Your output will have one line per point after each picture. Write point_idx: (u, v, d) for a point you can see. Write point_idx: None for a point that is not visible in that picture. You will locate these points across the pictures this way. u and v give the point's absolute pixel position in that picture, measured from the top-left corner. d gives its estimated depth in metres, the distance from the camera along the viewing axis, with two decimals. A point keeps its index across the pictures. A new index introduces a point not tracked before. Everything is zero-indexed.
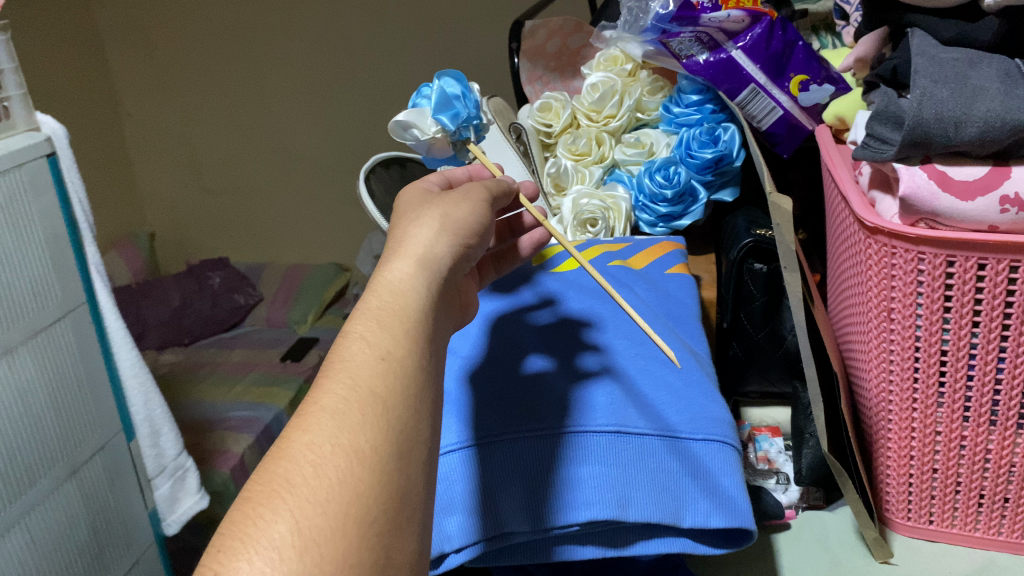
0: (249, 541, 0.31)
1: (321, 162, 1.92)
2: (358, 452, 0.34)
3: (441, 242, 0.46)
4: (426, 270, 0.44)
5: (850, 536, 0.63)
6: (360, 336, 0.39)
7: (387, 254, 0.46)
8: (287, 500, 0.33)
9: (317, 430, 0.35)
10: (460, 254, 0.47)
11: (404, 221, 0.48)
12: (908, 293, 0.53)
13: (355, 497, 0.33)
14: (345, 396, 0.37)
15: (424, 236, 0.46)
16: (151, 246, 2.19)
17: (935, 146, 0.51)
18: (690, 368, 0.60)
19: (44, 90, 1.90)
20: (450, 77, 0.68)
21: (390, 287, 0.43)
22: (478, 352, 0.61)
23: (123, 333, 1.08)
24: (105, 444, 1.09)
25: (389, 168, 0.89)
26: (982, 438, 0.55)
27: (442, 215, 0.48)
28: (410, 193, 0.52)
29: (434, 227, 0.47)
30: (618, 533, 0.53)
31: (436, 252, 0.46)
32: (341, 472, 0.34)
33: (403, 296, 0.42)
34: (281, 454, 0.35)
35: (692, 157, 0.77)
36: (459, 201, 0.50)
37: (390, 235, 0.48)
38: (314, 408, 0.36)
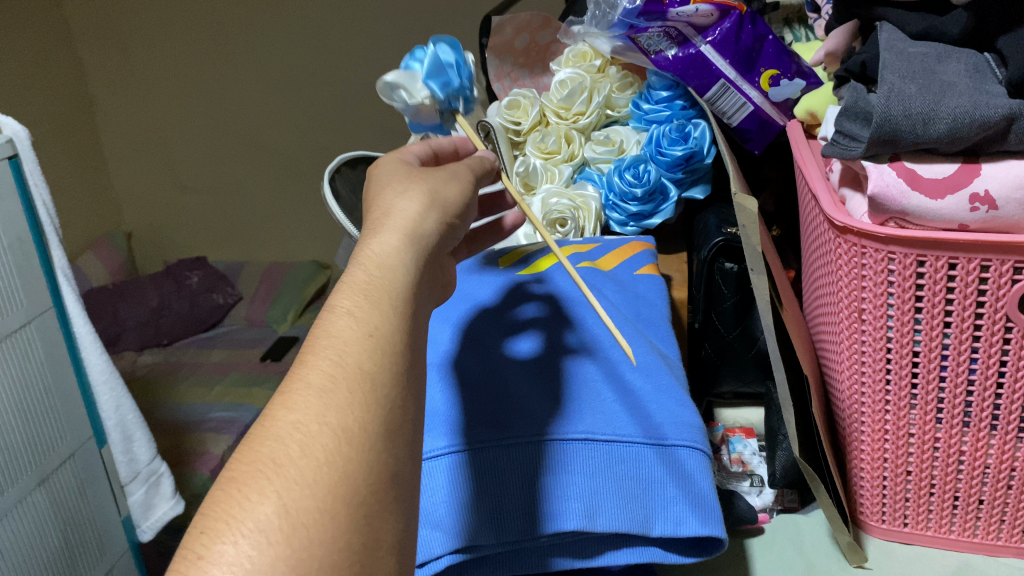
0: (235, 522, 0.29)
1: (298, 158, 1.89)
2: (345, 431, 0.32)
3: (431, 217, 0.44)
4: (413, 245, 0.42)
5: (824, 540, 0.62)
6: (347, 311, 0.37)
7: (370, 227, 0.43)
8: (273, 479, 0.30)
9: (304, 407, 0.32)
10: (448, 230, 0.46)
11: (389, 192, 0.46)
12: (879, 293, 0.52)
13: (342, 478, 0.30)
14: (330, 372, 0.34)
15: (414, 207, 0.44)
16: (129, 246, 2.16)
17: (904, 144, 0.49)
18: (658, 372, 0.59)
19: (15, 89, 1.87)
20: (445, 42, 0.66)
21: (378, 259, 0.40)
22: (451, 357, 0.59)
23: (91, 337, 1.06)
24: (76, 452, 1.06)
25: (356, 167, 0.88)
26: (956, 439, 0.54)
27: (430, 191, 0.46)
28: (388, 165, 0.50)
29: (424, 201, 0.45)
30: (585, 543, 0.52)
31: (424, 228, 0.43)
32: (330, 452, 0.31)
33: (392, 273, 0.39)
34: (266, 433, 0.32)
35: (663, 155, 0.76)
36: (448, 180, 0.48)
37: (374, 205, 0.45)
38: (298, 385, 0.33)
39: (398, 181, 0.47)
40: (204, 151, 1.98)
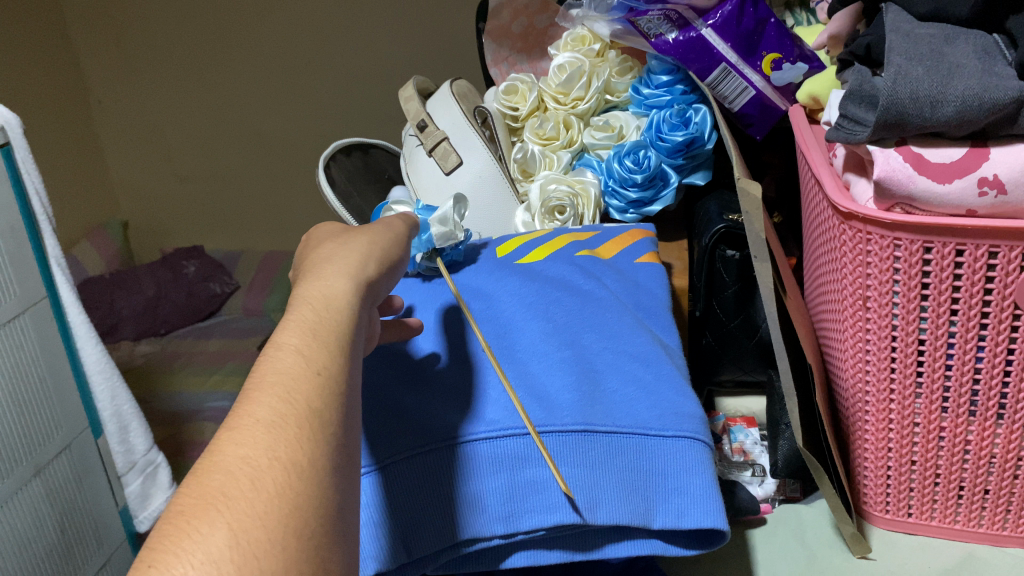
0: (183, 554, 0.27)
1: (295, 145, 1.88)
2: (295, 465, 0.31)
3: (370, 265, 0.44)
4: (358, 288, 0.42)
5: (827, 531, 0.61)
6: (294, 349, 0.36)
7: (313, 272, 0.42)
8: (224, 512, 0.28)
9: (253, 442, 0.31)
10: (387, 276, 0.45)
11: (330, 246, 0.46)
12: (884, 281, 0.51)
13: (292, 510, 0.29)
14: (280, 408, 0.33)
15: (354, 257, 0.44)
16: (124, 235, 2.14)
17: (911, 128, 0.48)
18: (659, 360, 0.58)
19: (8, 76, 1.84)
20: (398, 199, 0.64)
21: (323, 301, 0.40)
22: (423, 356, 0.57)
23: (85, 327, 1.06)
24: (71, 443, 1.05)
25: (351, 154, 0.87)
26: (962, 429, 0.53)
27: (370, 242, 0.46)
28: (327, 227, 0.50)
29: (364, 251, 0.45)
30: (586, 536, 0.51)
31: (367, 274, 0.43)
32: (279, 484, 0.30)
33: (335, 311, 0.39)
34: (212, 466, 0.30)
35: (663, 140, 0.74)
36: (385, 232, 0.49)
37: (315, 257, 0.45)
38: (247, 420, 0.32)
39: (336, 238, 0.47)
40: (200, 139, 1.96)
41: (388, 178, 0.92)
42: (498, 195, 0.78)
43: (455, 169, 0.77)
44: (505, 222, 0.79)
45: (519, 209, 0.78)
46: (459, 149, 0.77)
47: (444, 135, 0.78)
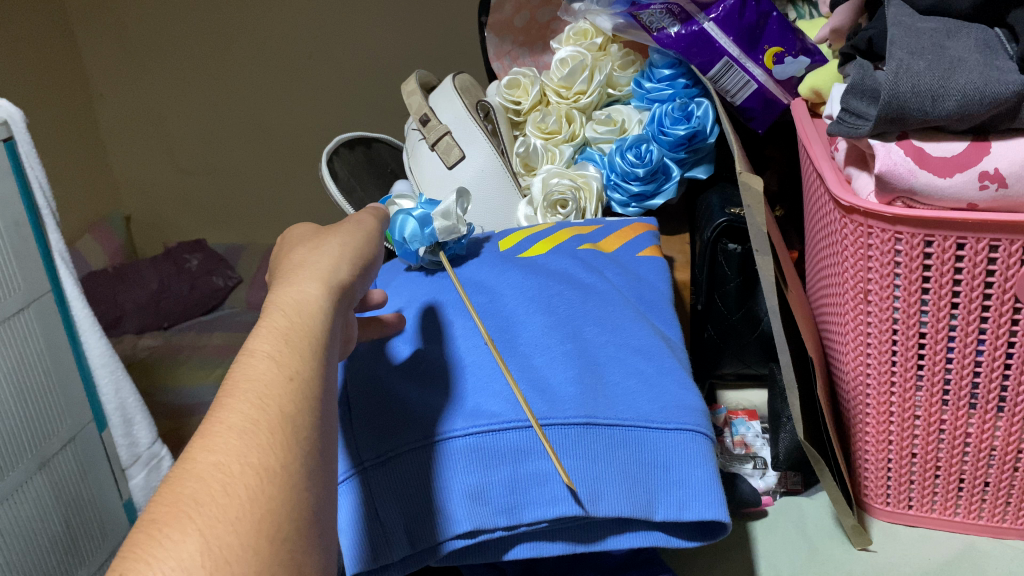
0: (155, 562, 0.27)
1: (297, 139, 1.88)
2: (267, 470, 0.31)
3: (343, 268, 0.44)
4: (331, 292, 0.42)
5: (828, 523, 0.61)
6: (267, 355, 0.36)
7: (285, 277, 0.42)
8: (195, 518, 0.29)
9: (225, 448, 0.32)
10: (361, 276, 0.45)
11: (302, 250, 0.46)
12: (885, 275, 0.52)
13: (266, 514, 0.30)
14: (253, 414, 0.33)
15: (326, 260, 0.44)
16: (127, 229, 2.15)
17: (913, 122, 0.48)
18: (661, 354, 0.58)
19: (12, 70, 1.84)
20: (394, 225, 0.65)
21: (297, 306, 0.39)
22: (426, 350, 0.58)
23: (89, 321, 1.05)
24: (75, 436, 1.05)
25: (353, 148, 0.87)
26: (962, 422, 0.54)
27: (341, 244, 0.46)
28: (301, 230, 0.50)
29: (336, 253, 0.45)
30: (588, 528, 0.52)
31: (339, 277, 0.43)
32: (251, 490, 0.30)
33: (308, 316, 0.39)
34: (186, 475, 0.31)
35: (664, 134, 0.75)
36: (356, 231, 0.48)
37: (287, 261, 0.45)
38: (219, 427, 0.33)
39: (308, 242, 0.47)
40: (201, 133, 1.97)
41: (390, 171, 0.92)
42: (500, 188, 0.78)
43: (458, 163, 0.77)
44: (507, 215, 0.79)
45: (521, 203, 0.78)
46: (461, 143, 0.78)
47: (447, 129, 0.78)
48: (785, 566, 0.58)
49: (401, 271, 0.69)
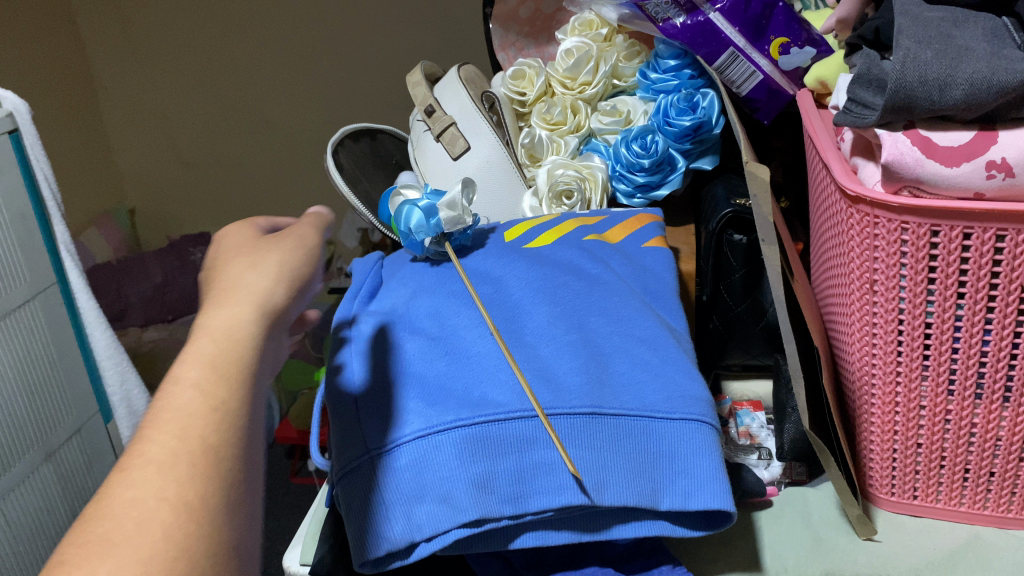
0: None
1: (300, 132, 1.89)
2: (184, 505, 0.32)
3: (278, 289, 0.43)
4: (262, 315, 0.42)
5: (833, 513, 0.61)
6: (191, 385, 0.37)
7: (217, 297, 0.42)
8: (107, 557, 0.30)
9: (142, 483, 0.33)
10: (297, 295, 0.45)
11: (238, 266, 0.45)
12: (891, 265, 0.52)
13: (182, 549, 0.31)
14: (173, 447, 0.34)
15: (261, 282, 0.43)
16: (131, 222, 2.16)
17: (919, 111, 0.48)
18: (667, 344, 0.58)
19: (16, 64, 1.83)
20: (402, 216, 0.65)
21: (225, 331, 0.40)
22: (432, 341, 0.58)
23: (94, 314, 1.02)
24: (81, 428, 1.06)
25: (358, 140, 0.87)
26: (968, 412, 0.54)
27: (279, 261, 0.45)
28: (237, 238, 0.49)
29: (271, 273, 0.44)
30: (594, 518, 0.52)
31: (273, 297, 0.43)
32: (166, 527, 0.31)
33: (237, 343, 0.39)
34: (101, 512, 0.32)
35: (670, 125, 0.74)
36: (292, 246, 0.47)
37: (221, 279, 0.44)
38: (138, 462, 0.34)
39: (246, 254, 0.47)
40: (205, 127, 1.97)
41: (396, 163, 0.92)
42: (505, 179, 0.78)
43: (463, 154, 0.77)
44: (512, 207, 0.79)
45: (526, 194, 0.78)
46: (466, 134, 0.78)
47: (452, 120, 0.78)
48: (790, 557, 0.58)
49: (406, 262, 0.69)
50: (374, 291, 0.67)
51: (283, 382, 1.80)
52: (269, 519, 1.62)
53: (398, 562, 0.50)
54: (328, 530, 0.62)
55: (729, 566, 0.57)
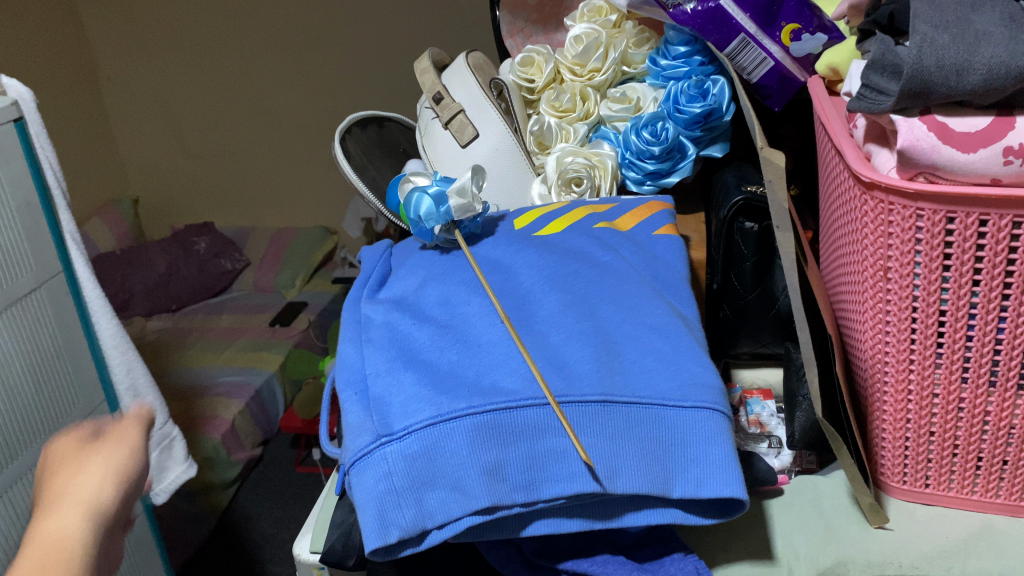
0: None
1: (304, 121, 2.00)
2: None
3: (105, 490, 0.48)
4: (92, 519, 0.46)
5: (844, 501, 0.61)
6: None
7: (44, 510, 0.47)
8: None
9: None
10: (130, 492, 0.50)
11: (65, 474, 0.49)
12: (906, 251, 0.51)
13: None
14: None
15: (88, 485, 0.48)
16: (135, 211, 2.27)
17: (936, 96, 0.48)
18: (678, 332, 0.58)
19: (29, 61, 1.94)
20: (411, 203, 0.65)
21: (51, 545, 0.44)
22: (442, 329, 0.58)
23: (101, 302, 1.04)
24: (90, 416, 1.06)
25: (366, 128, 0.87)
26: (982, 400, 0.53)
27: (104, 462, 0.49)
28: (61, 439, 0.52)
29: (101, 473, 0.49)
30: (605, 505, 0.52)
31: (102, 499, 0.48)
32: None
33: (62, 549, 0.44)
34: None
35: (680, 112, 0.74)
36: (118, 444, 0.51)
37: (48, 489, 0.48)
38: None
39: (72, 458, 0.50)
40: (212, 119, 2.10)
41: (403, 150, 0.91)
42: (514, 167, 0.78)
43: (471, 141, 0.76)
44: (521, 194, 0.79)
45: (535, 181, 0.78)
46: (475, 121, 0.77)
47: (461, 107, 0.77)
48: (802, 545, 0.58)
49: (415, 250, 0.69)
50: (382, 279, 0.66)
51: (288, 372, 1.84)
52: (274, 506, 1.64)
53: (410, 549, 0.50)
54: (339, 517, 0.61)
55: (739, 554, 0.57)
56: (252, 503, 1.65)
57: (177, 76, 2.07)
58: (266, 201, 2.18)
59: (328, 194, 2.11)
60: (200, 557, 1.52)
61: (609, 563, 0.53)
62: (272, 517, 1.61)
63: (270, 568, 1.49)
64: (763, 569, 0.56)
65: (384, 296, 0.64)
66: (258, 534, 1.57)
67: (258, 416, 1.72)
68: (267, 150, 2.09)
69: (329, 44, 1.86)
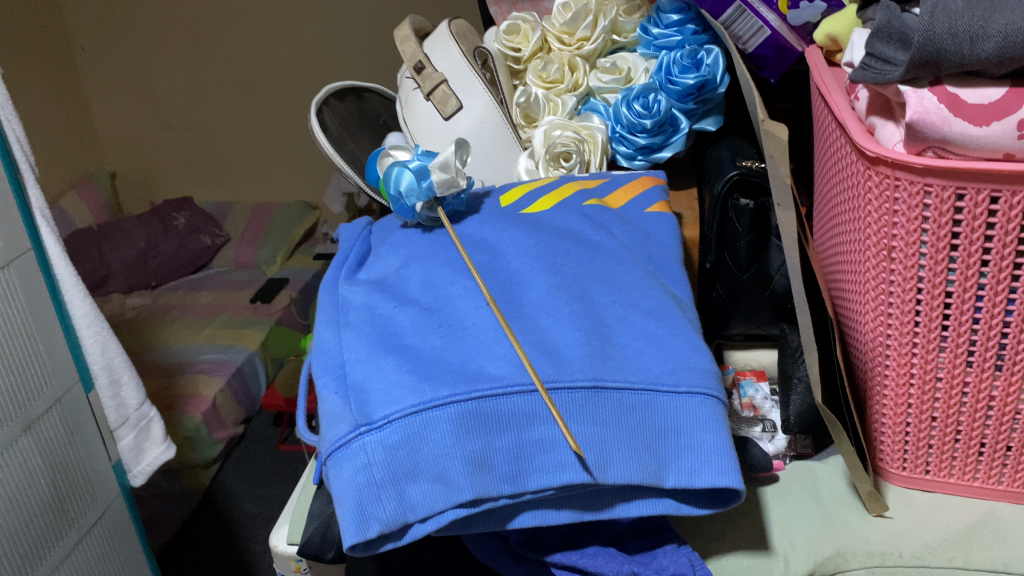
0: None
1: (282, 92, 1.96)
2: None
3: None
4: None
5: (842, 487, 0.60)
6: None
7: None
8: None
9: None
10: None
11: None
12: (911, 230, 0.49)
13: None
14: None
15: None
16: (112, 185, 2.22)
17: (948, 66, 0.45)
18: (672, 314, 0.55)
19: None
20: (391, 179, 0.61)
21: None
22: (424, 311, 0.55)
23: (74, 280, 0.90)
24: (60, 399, 0.91)
25: (343, 99, 0.83)
26: (986, 384, 0.51)
27: None
28: None
29: None
30: (596, 496, 0.49)
31: None
32: None
33: None
34: None
35: (673, 84, 0.71)
36: None
37: None
38: None
39: None
40: (189, 90, 2.05)
41: (383, 123, 0.88)
42: (499, 140, 0.75)
43: (455, 113, 0.73)
44: (507, 169, 0.76)
45: (522, 156, 0.75)
46: (459, 93, 0.74)
47: (443, 77, 0.74)
48: (799, 533, 0.56)
49: (396, 229, 0.65)
50: (361, 260, 0.63)
51: (269, 349, 1.80)
52: (256, 486, 1.61)
53: (391, 544, 0.48)
54: (316, 508, 0.59)
55: (733, 545, 0.56)
56: (234, 482, 1.63)
57: (153, 45, 2.02)
58: (246, 175, 2.13)
59: (308, 168, 2.07)
60: (181, 536, 1.49)
61: (599, 555, 0.51)
62: (254, 496, 1.58)
63: (252, 548, 1.46)
64: (759, 559, 0.55)
65: (364, 277, 0.61)
66: (240, 513, 1.55)
67: (238, 394, 1.69)
68: (246, 121, 2.04)
69: (308, 12, 1.81)
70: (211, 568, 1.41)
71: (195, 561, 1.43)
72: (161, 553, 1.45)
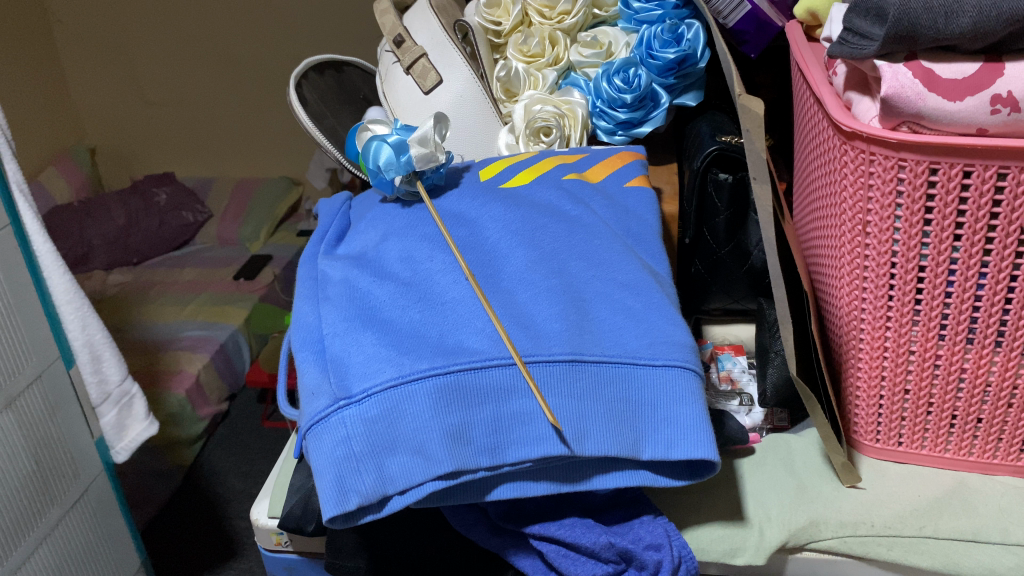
0: None
1: (263, 66, 1.94)
2: None
3: None
4: None
5: (816, 459, 0.61)
6: None
7: None
8: None
9: None
10: None
11: None
12: (886, 205, 0.49)
13: None
14: None
15: None
16: (92, 161, 2.20)
17: (923, 41, 0.45)
18: (650, 288, 0.55)
19: None
20: (371, 151, 0.61)
21: None
22: (402, 285, 0.55)
23: (52, 255, 0.88)
24: (42, 374, 0.89)
25: (323, 73, 0.83)
26: (958, 356, 0.52)
27: None
28: None
29: None
30: (573, 469, 0.50)
31: None
32: None
33: None
34: None
35: (653, 58, 0.71)
36: None
37: None
38: None
39: None
40: (169, 64, 2.03)
41: (363, 97, 0.87)
42: (478, 115, 0.74)
43: (435, 88, 0.73)
44: (487, 144, 0.76)
45: (502, 130, 0.74)
46: (438, 66, 0.73)
47: (423, 51, 0.73)
48: (773, 504, 0.57)
49: (375, 204, 0.65)
50: (340, 235, 0.63)
51: (252, 326, 1.80)
52: (240, 462, 1.62)
53: (370, 516, 0.48)
54: (297, 482, 0.60)
55: (710, 515, 0.57)
56: (218, 458, 1.63)
57: (131, 18, 1.99)
58: (229, 150, 2.12)
59: (291, 143, 2.06)
60: (165, 512, 1.49)
61: (577, 526, 0.51)
62: (239, 472, 1.59)
63: (237, 523, 1.47)
64: (734, 530, 0.56)
65: (343, 252, 0.61)
66: (224, 488, 1.55)
67: (221, 369, 1.68)
68: (226, 94, 2.03)
69: None
70: (195, 544, 1.42)
71: (179, 537, 1.44)
72: (145, 529, 1.45)
